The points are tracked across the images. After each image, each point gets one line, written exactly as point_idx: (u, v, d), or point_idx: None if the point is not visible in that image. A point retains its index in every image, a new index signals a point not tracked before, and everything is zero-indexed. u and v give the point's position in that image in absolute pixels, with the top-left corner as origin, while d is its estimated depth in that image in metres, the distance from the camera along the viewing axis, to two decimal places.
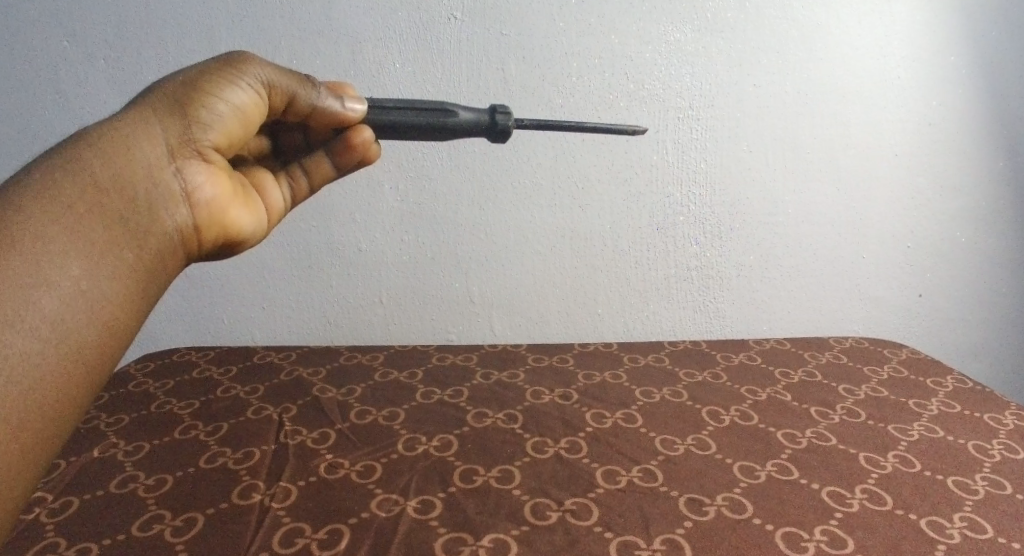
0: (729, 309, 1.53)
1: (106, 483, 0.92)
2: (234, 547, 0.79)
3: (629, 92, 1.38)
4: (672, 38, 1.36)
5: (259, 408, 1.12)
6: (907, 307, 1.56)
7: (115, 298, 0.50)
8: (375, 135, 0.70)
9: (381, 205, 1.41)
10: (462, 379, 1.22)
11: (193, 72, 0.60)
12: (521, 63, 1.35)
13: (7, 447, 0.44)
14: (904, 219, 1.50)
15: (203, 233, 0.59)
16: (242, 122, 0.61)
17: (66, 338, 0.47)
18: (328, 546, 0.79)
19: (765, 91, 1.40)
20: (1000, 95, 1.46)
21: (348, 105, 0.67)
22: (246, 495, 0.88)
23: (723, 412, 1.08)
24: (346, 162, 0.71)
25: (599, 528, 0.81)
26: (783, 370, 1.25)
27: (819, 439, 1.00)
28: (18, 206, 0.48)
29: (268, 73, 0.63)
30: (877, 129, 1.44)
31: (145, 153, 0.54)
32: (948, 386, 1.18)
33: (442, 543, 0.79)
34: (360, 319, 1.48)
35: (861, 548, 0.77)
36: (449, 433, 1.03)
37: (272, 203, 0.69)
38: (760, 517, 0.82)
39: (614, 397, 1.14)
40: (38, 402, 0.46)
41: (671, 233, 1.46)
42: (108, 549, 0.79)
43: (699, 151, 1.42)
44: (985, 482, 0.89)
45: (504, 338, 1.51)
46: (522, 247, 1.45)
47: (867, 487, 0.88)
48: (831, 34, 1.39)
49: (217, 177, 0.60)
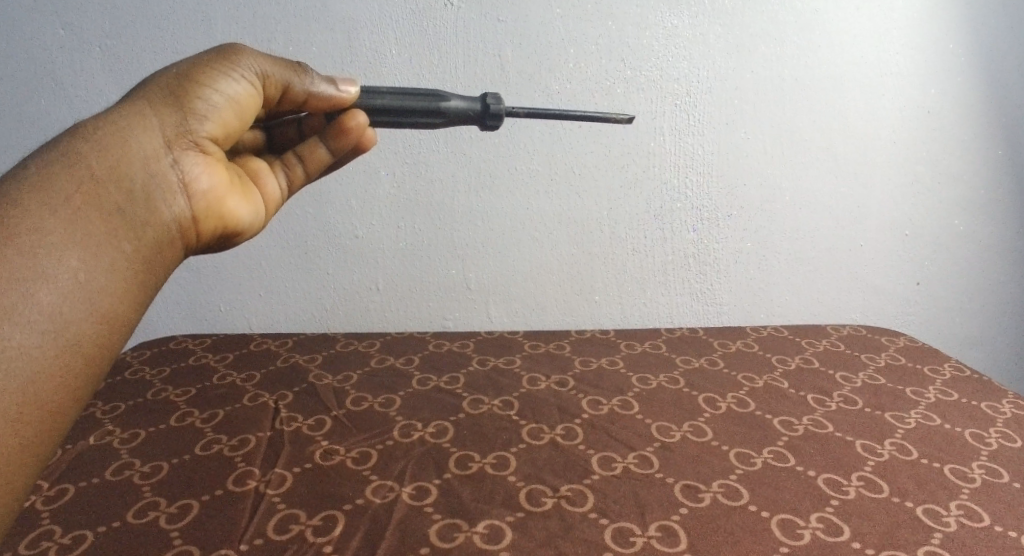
0: (727, 296, 1.52)
1: (102, 471, 0.91)
2: (227, 533, 0.79)
3: (627, 78, 1.37)
4: (670, 23, 1.35)
5: (255, 395, 1.12)
6: (905, 295, 1.56)
7: (115, 291, 0.49)
8: (368, 119, 0.67)
9: (378, 192, 1.40)
10: (459, 365, 1.22)
11: (187, 63, 0.59)
12: (518, 49, 1.34)
13: (4, 442, 0.44)
14: (903, 206, 1.50)
15: (202, 224, 0.58)
16: (238, 112, 0.60)
17: (65, 331, 0.47)
18: (323, 533, 0.78)
19: (763, 80, 1.39)
20: (999, 82, 1.46)
21: (342, 88, 0.66)
22: (242, 482, 0.88)
23: (720, 399, 1.09)
24: (341, 146, 0.68)
25: (593, 514, 0.81)
26: (781, 357, 1.25)
27: (815, 426, 1.00)
28: (16, 200, 0.47)
29: (262, 63, 0.62)
30: (876, 118, 1.44)
31: (142, 144, 0.54)
32: (945, 374, 1.18)
33: (436, 530, 0.79)
34: (357, 306, 1.47)
35: (858, 536, 0.77)
36: (444, 419, 1.03)
37: (269, 193, 0.68)
38: (756, 504, 0.82)
39: (611, 384, 1.14)
40: (37, 397, 0.45)
41: (670, 220, 1.46)
42: (103, 536, 0.79)
43: (698, 138, 1.41)
44: (982, 470, 0.89)
45: (501, 325, 1.50)
46: (520, 233, 1.44)
47: (864, 475, 0.88)
48: (830, 20, 1.38)
49: (214, 168, 0.59)
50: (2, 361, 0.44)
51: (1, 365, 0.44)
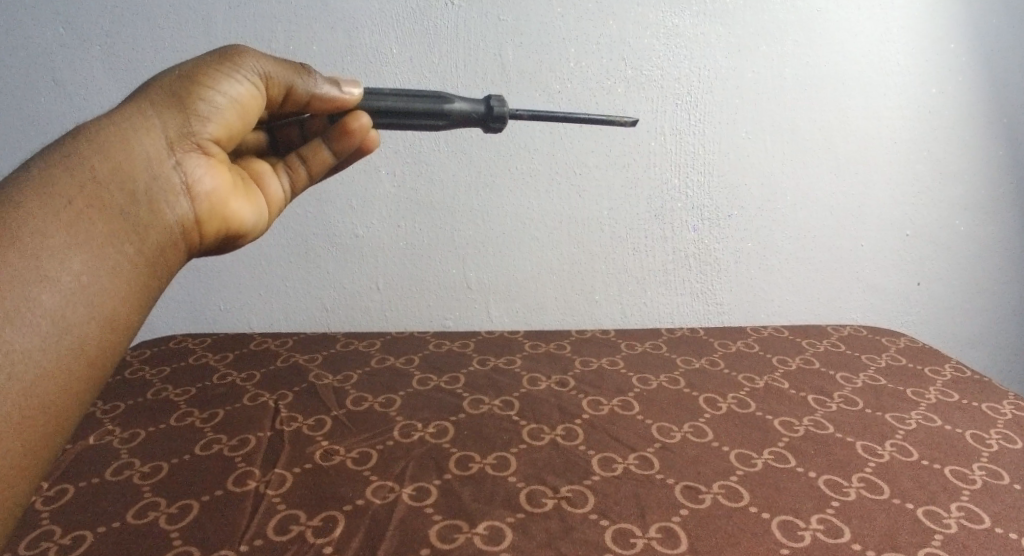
0: (727, 296, 1.52)
1: (101, 471, 0.91)
2: (227, 534, 0.79)
3: (627, 77, 1.36)
4: (671, 22, 1.35)
5: (255, 395, 1.12)
6: (905, 295, 1.56)
7: (116, 294, 0.49)
8: (371, 121, 0.67)
9: (378, 191, 1.40)
10: (459, 365, 1.22)
11: (189, 64, 0.58)
12: (519, 48, 1.33)
13: (7, 445, 0.44)
14: (904, 206, 1.50)
15: (204, 226, 0.58)
16: (240, 114, 0.60)
17: (67, 334, 0.46)
18: (323, 533, 0.78)
19: (763, 79, 1.39)
20: (1001, 82, 1.46)
21: (345, 89, 0.65)
22: (242, 482, 0.88)
23: (720, 400, 1.08)
24: (344, 147, 0.68)
25: (594, 515, 0.81)
26: (781, 357, 1.25)
27: (816, 426, 1.00)
28: (18, 202, 0.47)
29: (265, 64, 0.61)
30: (877, 118, 1.44)
31: (145, 146, 0.53)
32: (946, 375, 1.18)
33: (437, 530, 0.79)
34: (358, 306, 1.47)
35: (858, 538, 0.77)
36: (444, 419, 1.03)
37: (271, 194, 0.67)
38: (757, 506, 0.82)
39: (610, 384, 1.14)
40: (39, 399, 0.45)
41: (670, 220, 1.46)
42: (103, 537, 0.78)
43: (699, 138, 1.41)
44: (983, 472, 0.89)
45: (501, 325, 1.50)
46: (520, 232, 1.44)
47: (864, 476, 0.88)
48: (831, 20, 1.38)
49: (217, 169, 0.59)
50: (3, 364, 0.43)
51: (3, 369, 0.43)
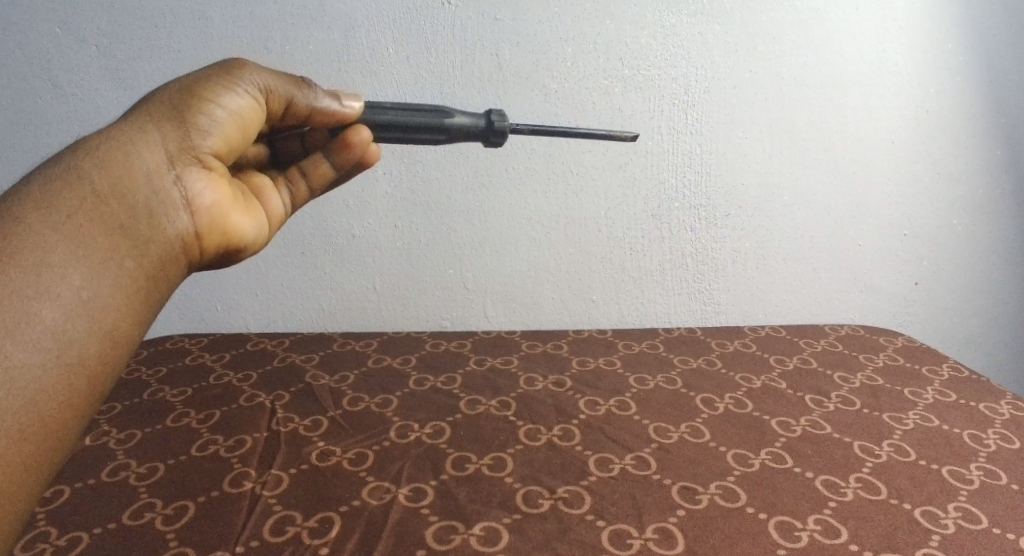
0: (724, 296, 1.52)
1: (97, 472, 0.91)
2: (222, 535, 0.78)
3: (624, 77, 1.36)
4: (669, 22, 1.34)
5: (252, 395, 1.12)
6: (902, 295, 1.56)
7: (117, 308, 0.49)
8: (372, 135, 0.67)
9: (375, 192, 1.40)
10: (456, 365, 1.22)
11: (189, 78, 0.58)
12: (516, 48, 1.33)
13: (7, 460, 0.43)
14: (900, 206, 1.49)
15: (205, 240, 0.57)
16: (241, 127, 0.59)
17: (67, 349, 0.46)
18: (319, 535, 0.78)
19: (761, 80, 1.39)
20: (999, 82, 1.46)
21: (345, 103, 0.66)
22: (238, 483, 0.88)
23: (718, 400, 1.08)
24: (345, 161, 0.68)
25: (590, 516, 0.81)
26: (778, 357, 1.25)
27: (813, 426, 1.00)
28: (18, 217, 0.47)
29: (265, 78, 0.61)
30: (875, 118, 1.44)
31: (144, 160, 0.53)
32: (943, 374, 1.18)
33: (432, 531, 0.78)
34: (355, 306, 1.47)
35: (856, 538, 0.77)
36: (442, 420, 1.02)
37: (271, 208, 0.67)
38: (754, 506, 0.82)
39: (608, 384, 1.14)
40: (39, 414, 0.45)
41: (668, 220, 1.46)
42: (98, 538, 0.78)
43: (696, 137, 1.41)
44: (980, 472, 0.89)
45: (498, 326, 1.50)
46: (517, 233, 1.44)
47: (861, 477, 0.88)
48: (829, 20, 1.37)
49: (217, 183, 0.58)
50: (3, 379, 0.43)
51: (3, 384, 0.43)
